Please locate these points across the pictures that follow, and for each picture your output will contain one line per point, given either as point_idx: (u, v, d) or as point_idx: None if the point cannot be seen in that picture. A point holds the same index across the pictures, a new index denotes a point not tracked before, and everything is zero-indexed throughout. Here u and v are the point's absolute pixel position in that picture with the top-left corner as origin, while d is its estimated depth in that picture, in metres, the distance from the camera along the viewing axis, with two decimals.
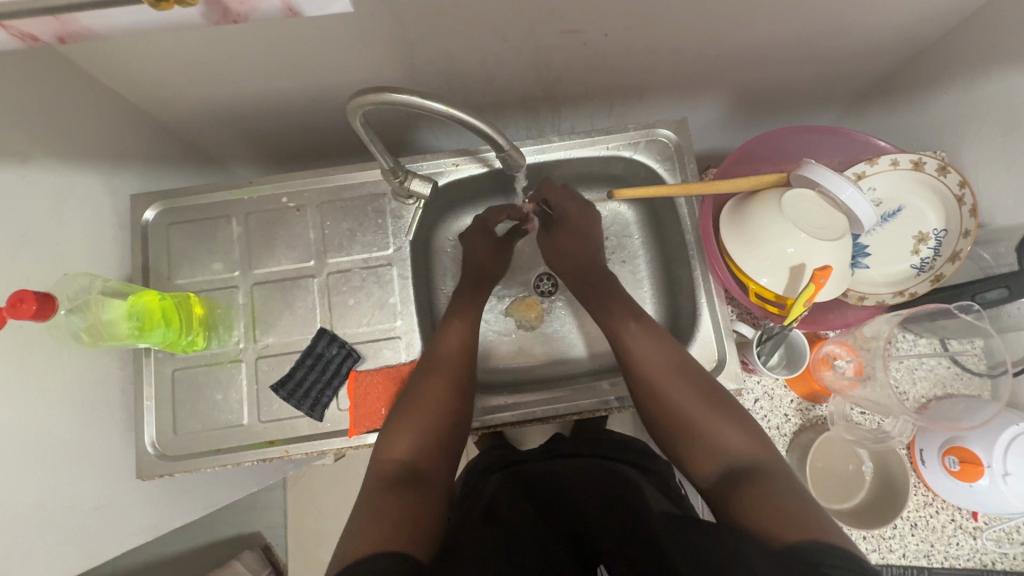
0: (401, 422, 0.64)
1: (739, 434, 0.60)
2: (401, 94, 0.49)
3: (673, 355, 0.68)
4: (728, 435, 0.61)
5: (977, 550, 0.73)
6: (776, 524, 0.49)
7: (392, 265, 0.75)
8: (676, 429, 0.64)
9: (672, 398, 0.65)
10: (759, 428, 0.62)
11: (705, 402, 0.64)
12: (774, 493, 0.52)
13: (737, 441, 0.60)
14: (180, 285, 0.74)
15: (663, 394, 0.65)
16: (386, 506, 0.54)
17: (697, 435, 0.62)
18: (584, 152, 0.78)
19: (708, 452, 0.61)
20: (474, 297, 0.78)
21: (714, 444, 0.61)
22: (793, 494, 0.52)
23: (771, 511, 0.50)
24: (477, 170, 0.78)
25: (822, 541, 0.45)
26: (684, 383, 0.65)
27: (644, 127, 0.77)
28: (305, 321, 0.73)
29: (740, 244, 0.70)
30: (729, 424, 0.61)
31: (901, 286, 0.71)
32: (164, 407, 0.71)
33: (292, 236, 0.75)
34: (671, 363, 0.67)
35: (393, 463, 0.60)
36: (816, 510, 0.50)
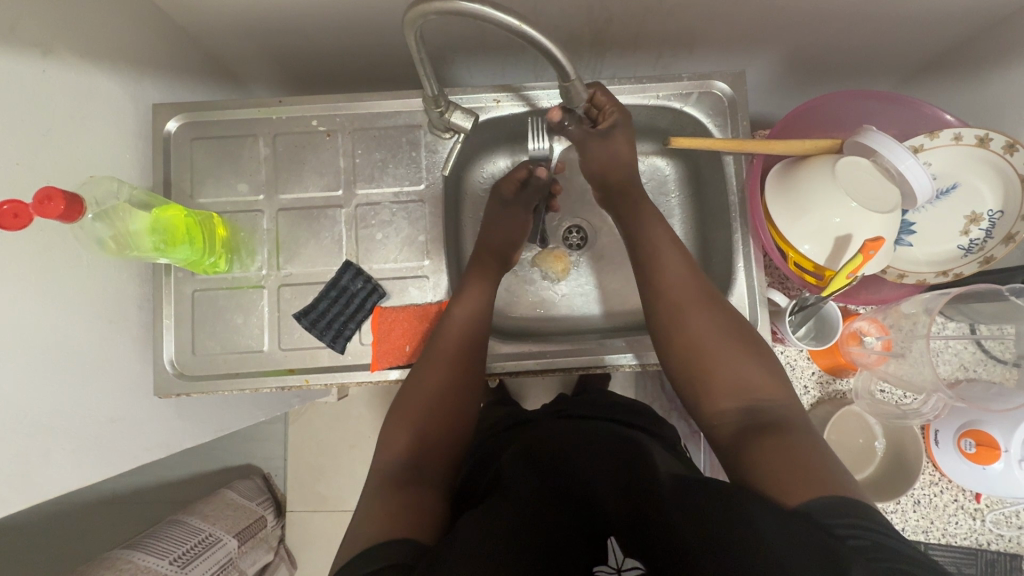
0: (404, 405, 0.63)
1: (762, 379, 0.60)
2: (471, 4, 0.45)
3: (705, 299, 0.66)
4: (753, 379, 0.60)
5: (974, 529, 0.75)
6: (784, 484, 0.47)
7: (424, 202, 0.72)
8: (697, 365, 0.62)
9: (699, 336, 0.63)
10: (783, 378, 0.60)
11: (734, 346, 0.62)
12: (791, 444, 0.51)
13: (761, 387, 0.59)
14: (202, 204, 0.71)
15: (690, 328, 0.64)
16: (392, 493, 0.54)
17: (719, 375, 0.61)
18: (632, 100, 0.75)
19: (730, 392, 0.59)
20: (502, 249, 0.76)
21: (736, 386, 0.59)
22: (809, 447, 0.51)
23: (784, 465, 0.49)
24: (518, 109, 0.74)
25: (833, 502, 0.44)
26: (713, 325, 0.64)
27: (699, 79, 0.73)
28: (330, 252, 0.71)
29: (786, 208, 0.68)
30: (754, 369, 0.60)
31: (945, 266, 0.70)
32: (184, 326, 0.70)
33: (321, 162, 0.72)
34: (703, 305, 0.65)
35: (395, 451, 0.59)
36: (830, 463, 0.49)
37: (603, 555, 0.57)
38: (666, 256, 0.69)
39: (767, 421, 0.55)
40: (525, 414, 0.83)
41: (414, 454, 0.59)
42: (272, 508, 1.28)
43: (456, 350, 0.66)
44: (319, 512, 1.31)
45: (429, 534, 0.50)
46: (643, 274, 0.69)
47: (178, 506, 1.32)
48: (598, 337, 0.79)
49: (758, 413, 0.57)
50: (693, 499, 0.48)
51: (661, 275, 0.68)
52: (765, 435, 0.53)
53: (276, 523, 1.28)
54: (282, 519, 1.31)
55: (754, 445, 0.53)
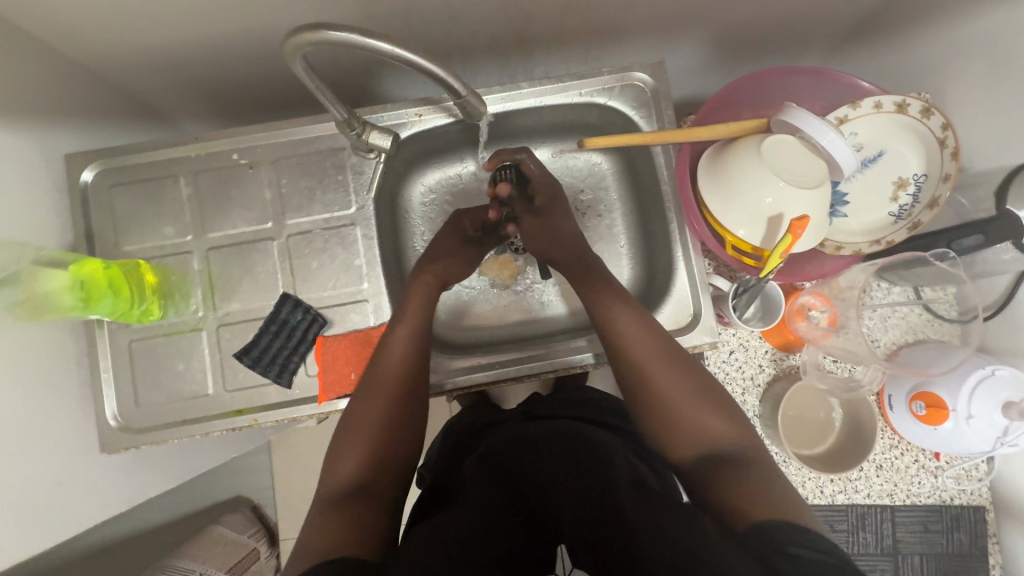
0: (346, 439, 0.59)
1: (720, 423, 0.56)
2: (339, 32, 0.44)
3: (661, 338, 0.62)
4: (714, 427, 0.56)
5: (937, 487, 0.76)
6: (741, 505, 0.47)
7: (356, 225, 0.71)
8: (655, 414, 0.58)
9: (657, 383, 0.59)
10: (744, 419, 0.57)
11: (696, 387, 0.58)
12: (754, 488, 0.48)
13: (723, 434, 0.55)
14: (129, 252, 0.69)
15: (646, 374, 0.60)
16: (337, 511, 0.52)
17: (680, 424, 0.57)
18: (556, 100, 0.74)
19: (692, 442, 0.56)
20: (449, 256, 0.74)
21: (694, 433, 0.56)
22: (769, 478, 0.50)
23: (744, 491, 0.48)
24: (442, 121, 0.73)
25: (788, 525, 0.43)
26: (672, 367, 0.60)
27: (619, 71, 0.73)
28: (266, 286, 0.70)
29: (717, 191, 0.67)
30: (715, 416, 0.56)
31: (879, 235, 0.70)
32: (124, 379, 0.68)
33: (246, 195, 0.70)
34: (661, 348, 0.61)
35: (341, 480, 0.56)
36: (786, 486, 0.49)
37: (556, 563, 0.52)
38: (617, 301, 0.64)
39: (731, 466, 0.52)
40: (492, 417, 0.82)
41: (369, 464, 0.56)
42: (263, 540, 1.28)
43: (412, 352, 0.64)
44: None
45: (374, 553, 0.48)
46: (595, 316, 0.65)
47: (166, 548, 1.31)
48: (551, 339, 0.78)
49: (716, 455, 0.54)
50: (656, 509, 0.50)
51: (614, 319, 0.63)
52: (727, 479, 0.50)
53: (268, 555, 1.27)
54: (274, 550, 1.30)
55: (722, 485, 0.50)
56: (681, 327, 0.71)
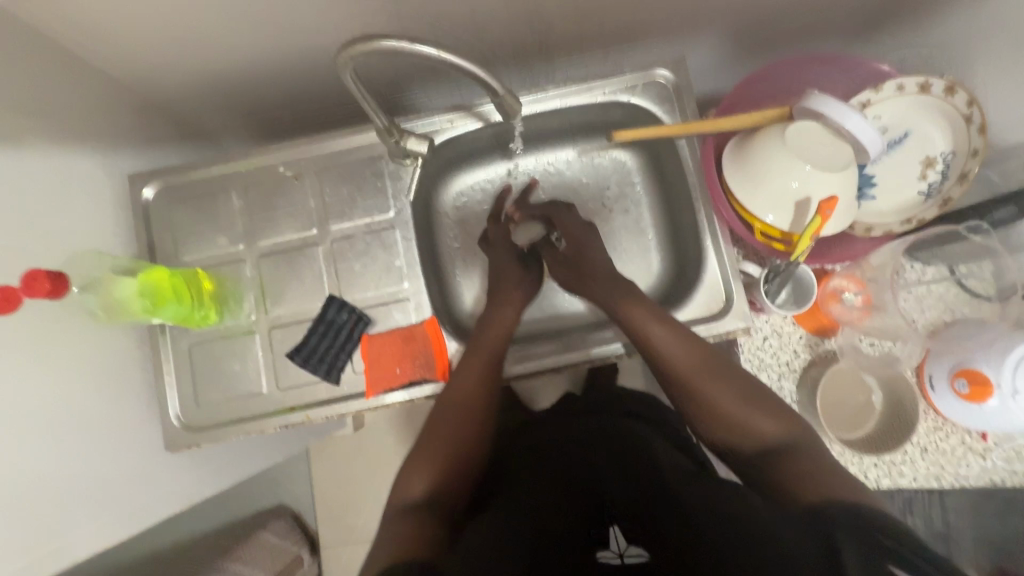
0: (419, 452, 0.61)
1: (767, 422, 0.55)
2: (393, 41, 0.48)
3: (701, 347, 0.61)
4: (762, 426, 0.55)
5: (986, 470, 0.75)
6: (806, 488, 0.48)
7: (395, 228, 0.74)
8: (708, 416, 0.58)
9: (702, 389, 0.58)
10: (793, 413, 0.57)
11: (740, 389, 0.58)
12: (809, 480, 0.48)
13: (773, 431, 0.55)
14: (187, 261, 0.74)
15: (689, 382, 0.59)
16: (405, 517, 0.53)
17: (729, 426, 0.56)
18: (581, 100, 0.77)
19: (742, 440, 0.56)
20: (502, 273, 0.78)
21: (745, 434, 0.56)
22: (827, 468, 0.49)
23: (801, 482, 0.48)
24: (473, 126, 0.76)
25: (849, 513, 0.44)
26: (715, 375, 0.59)
27: (639, 70, 0.76)
28: (313, 289, 0.74)
29: (744, 177, 0.69)
30: (762, 414, 0.56)
31: (910, 214, 0.71)
32: (185, 380, 0.73)
33: (292, 204, 0.75)
34: (696, 358, 0.60)
35: (412, 491, 0.57)
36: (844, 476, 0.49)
37: (611, 543, 0.56)
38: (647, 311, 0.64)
39: (784, 460, 0.52)
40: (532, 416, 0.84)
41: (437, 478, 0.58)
42: (306, 545, 1.31)
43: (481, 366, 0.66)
44: (351, 545, 1.33)
45: (450, 549, 0.51)
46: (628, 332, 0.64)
47: None
48: (583, 331, 0.80)
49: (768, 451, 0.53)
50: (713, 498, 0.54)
51: (648, 334, 0.62)
52: (788, 472, 0.50)
53: (312, 560, 1.30)
54: (317, 556, 1.33)
55: (782, 477, 0.50)
56: (713, 313, 0.72)
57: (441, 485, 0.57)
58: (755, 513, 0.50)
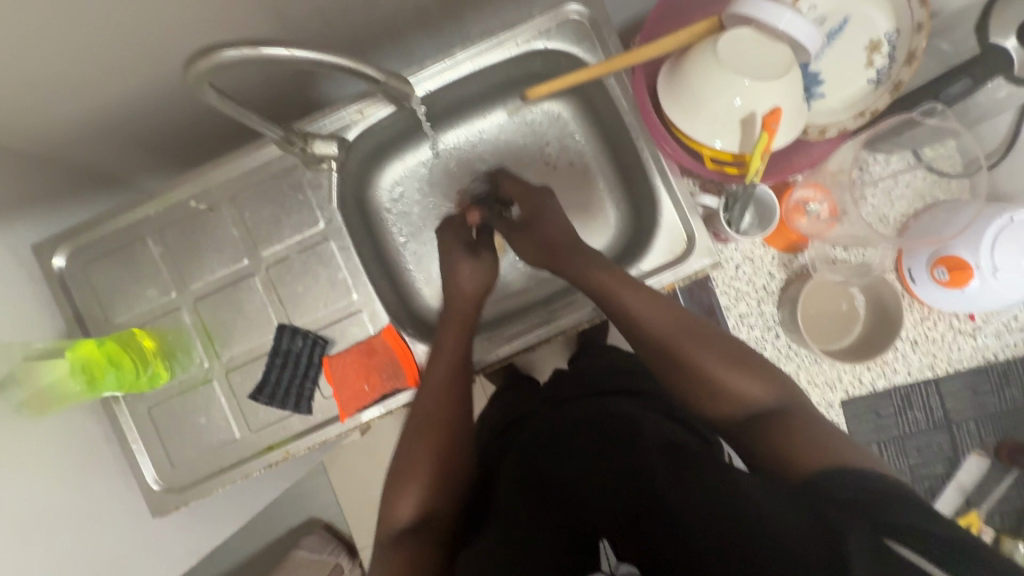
0: (401, 469, 0.60)
1: (750, 385, 0.55)
2: (236, 48, 0.42)
3: (678, 313, 0.60)
4: (746, 389, 0.55)
5: (978, 348, 0.74)
6: (801, 462, 0.47)
7: (329, 240, 0.69)
8: (691, 383, 0.56)
9: (684, 356, 0.57)
10: (773, 371, 0.56)
11: (723, 355, 0.56)
12: (792, 450, 0.49)
13: (757, 394, 0.54)
14: (122, 323, 0.70)
15: (671, 351, 0.58)
16: (401, 547, 0.55)
17: (714, 392, 0.55)
18: (494, 58, 0.70)
19: (727, 405, 0.55)
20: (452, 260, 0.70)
21: (731, 398, 0.55)
22: (816, 434, 0.50)
23: (795, 455, 0.48)
24: (385, 111, 0.70)
25: (853, 488, 0.43)
26: (698, 343, 0.57)
27: (549, 11, 0.69)
28: (261, 322, 0.70)
29: (680, 105, 0.64)
30: (746, 378, 0.55)
31: (862, 105, 0.66)
32: (154, 443, 0.69)
33: (215, 239, 0.69)
34: (673, 326, 0.59)
35: (402, 513, 0.58)
36: (830, 435, 0.49)
37: (596, 559, 0.51)
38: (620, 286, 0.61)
39: (766, 424, 0.52)
40: (516, 407, 0.79)
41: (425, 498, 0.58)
42: (343, 553, 1.33)
43: (450, 376, 0.63)
44: None
45: None
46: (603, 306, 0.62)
47: None
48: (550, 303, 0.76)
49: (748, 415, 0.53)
50: (695, 494, 0.46)
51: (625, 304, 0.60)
52: (778, 442, 0.50)
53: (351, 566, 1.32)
54: (356, 560, 1.35)
55: (773, 448, 0.50)
56: (678, 256, 0.68)
57: (430, 504, 0.58)
58: (757, 516, 0.43)
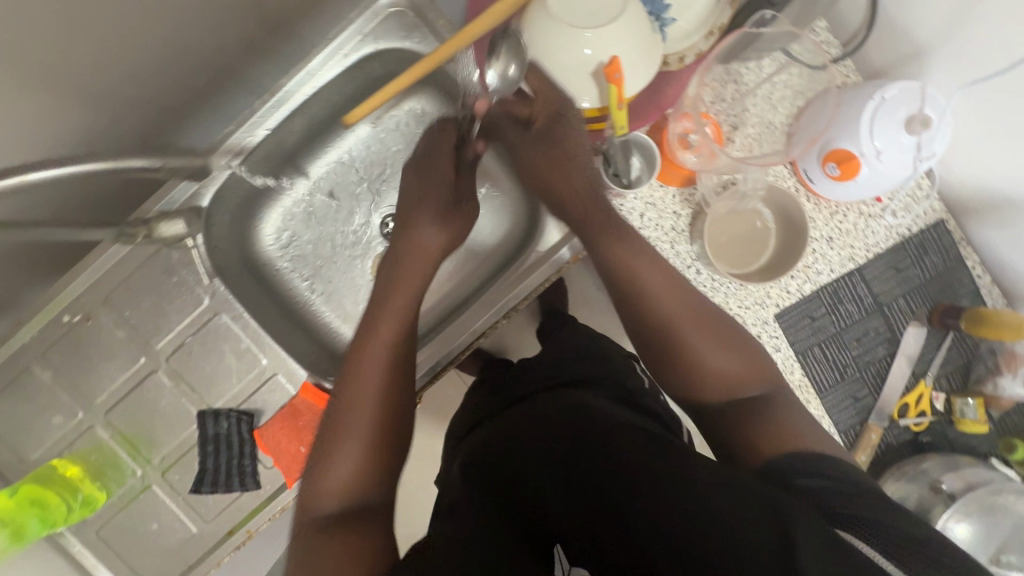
0: (333, 440, 0.54)
1: (738, 364, 0.54)
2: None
3: (688, 295, 0.58)
4: (736, 367, 0.54)
5: (891, 228, 0.73)
6: (773, 444, 0.48)
7: (221, 312, 0.66)
8: (680, 355, 0.55)
9: (680, 325, 0.56)
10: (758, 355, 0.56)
11: (727, 345, 0.55)
12: (774, 437, 0.49)
13: (745, 372, 0.54)
14: (37, 459, 0.66)
15: (670, 320, 0.56)
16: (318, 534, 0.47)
17: (704, 367, 0.54)
18: (326, 74, 0.65)
19: (716, 383, 0.54)
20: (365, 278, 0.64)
21: (721, 377, 0.54)
22: (792, 415, 0.51)
23: (771, 439, 0.48)
24: (233, 165, 0.65)
25: (811, 473, 0.44)
26: (705, 331, 0.56)
27: (367, 9, 0.63)
28: (180, 414, 0.67)
29: (530, 72, 0.58)
30: (736, 357, 0.55)
31: (710, 23, 0.64)
32: (114, 563, 0.67)
33: (103, 347, 0.66)
34: (679, 301, 0.57)
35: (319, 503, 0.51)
36: (805, 427, 0.49)
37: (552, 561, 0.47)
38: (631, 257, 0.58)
39: (748, 413, 0.52)
40: (467, 415, 0.77)
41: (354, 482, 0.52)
42: None
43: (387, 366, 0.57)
44: None
45: None
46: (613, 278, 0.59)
47: None
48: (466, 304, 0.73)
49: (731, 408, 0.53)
50: (659, 491, 0.43)
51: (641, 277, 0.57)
52: (760, 422, 0.50)
53: None
54: None
55: (752, 432, 0.49)
56: (571, 228, 0.66)
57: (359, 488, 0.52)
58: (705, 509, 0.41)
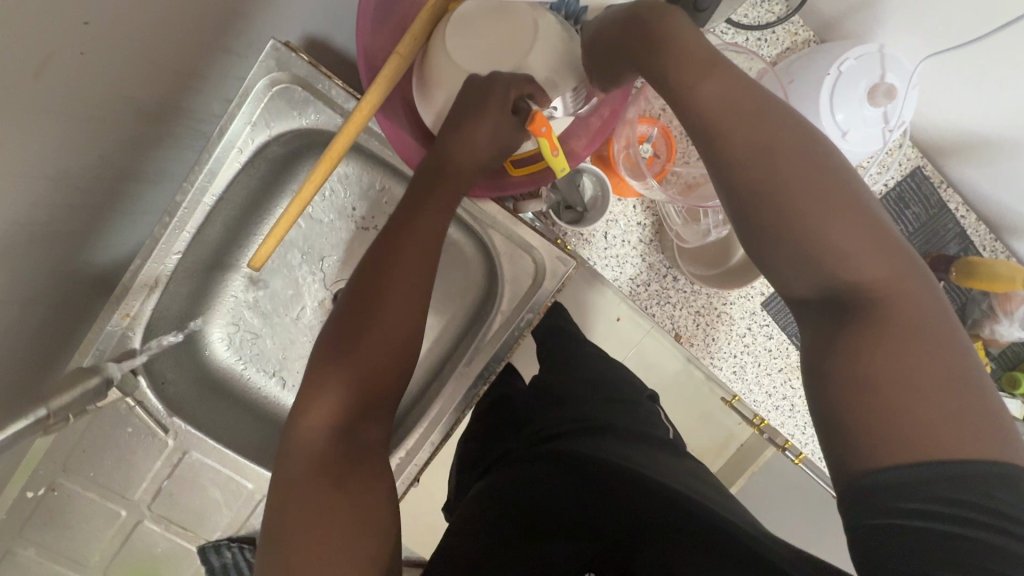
0: (358, 298, 0.47)
1: (866, 253, 0.36)
2: None
3: (809, 162, 0.37)
4: (861, 255, 0.36)
5: None
6: (876, 367, 0.34)
7: (189, 451, 0.63)
8: (777, 217, 0.37)
9: (779, 181, 0.36)
10: (904, 250, 0.37)
11: (855, 221, 0.36)
12: (895, 371, 0.33)
13: (877, 265, 0.36)
14: None
15: (757, 169, 0.37)
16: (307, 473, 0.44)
17: (810, 241, 0.36)
18: (223, 177, 0.58)
19: (821, 270, 0.36)
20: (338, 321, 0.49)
21: (831, 256, 0.36)
22: (921, 328, 0.35)
23: (879, 352, 0.34)
24: (154, 298, 0.60)
25: (906, 472, 0.32)
26: (826, 204, 0.36)
27: (246, 97, 0.56)
28: (180, 552, 0.65)
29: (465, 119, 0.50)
30: (861, 235, 0.36)
31: None
32: None
33: (78, 512, 0.62)
34: (791, 155, 0.37)
35: (321, 421, 0.45)
36: (935, 351, 0.34)
37: None
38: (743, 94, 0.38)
39: (881, 326, 0.35)
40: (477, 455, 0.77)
41: (352, 397, 0.46)
42: None
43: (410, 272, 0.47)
44: None
45: None
46: (703, 129, 0.38)
47: None
48: (439, 372, 0.69)
49: (848, 294, 0.36)
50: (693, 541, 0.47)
51: (729, 132, 0.37)
52: (868, 322, 0.35)
53: None
54: None
55: (847, 343, 0.35)
56: (534, 274, 0.64)
57: (353, 415, 0.46)
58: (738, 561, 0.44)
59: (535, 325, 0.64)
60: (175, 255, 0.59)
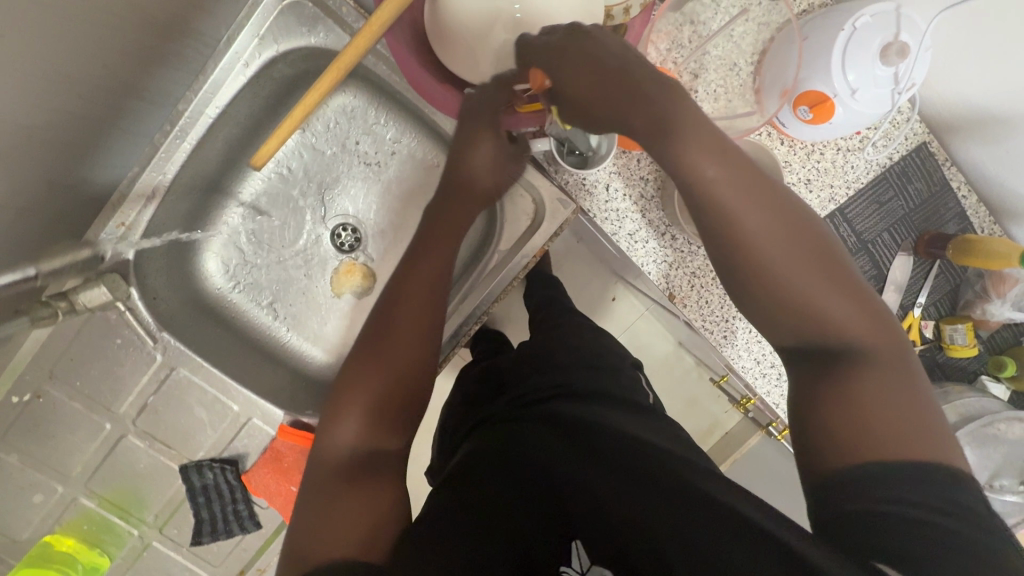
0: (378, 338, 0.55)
1: (843, 311, 0.39)
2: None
3: (785, 226, 0.40)
4: (839, 313, 0.39)
5: (871, 160, 0.67)
6: (845, 415, 0.37)
7: (177, 367, 0.63)
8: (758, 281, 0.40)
9: (756, 246, 0.39)
10: (878, 307, 0.40)
11: (846, 296, 0.39)
12: (861, 418, 0.37)
13: (855, 324, 0.39)
14: (29, 538, 0.64)
15: (742, 235, 0.40)
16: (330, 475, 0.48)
17: (788, 300, 0.39)
18: (226, 92, 0.58)
19: (796, 324, 0.40)
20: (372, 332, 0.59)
21: (806, 315, 0.39)
22: (894, 382, 0.38)
23: (852, 399, 0.38)
24: (152, 208, 0.59)
25: (893, 475, 0.35)
26: (799, 266, 0.39)
27: (255, 8, 0.56)
28: (163, 470, 0.65)
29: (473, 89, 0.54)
30: (839, 298, 0.39)
31: None
32: None
33: (62, 421, 0.62)
34: (771, 224, 0.40)
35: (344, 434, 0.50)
36: (905, 398, 0.37)
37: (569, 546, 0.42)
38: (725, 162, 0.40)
39: (847, 370, 0.39)
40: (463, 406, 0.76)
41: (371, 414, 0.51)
42: None
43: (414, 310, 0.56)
44: None
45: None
46: (705, 213, 0.40)
47: None
48: None
49: (822, 344, 0.40)
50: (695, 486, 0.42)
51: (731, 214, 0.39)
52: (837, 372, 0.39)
53: None
54: None
55: (821, 387, 0.39)
56: (533, 217, 0.64)
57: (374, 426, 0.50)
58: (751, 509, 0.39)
59: (530, 268, 0.65)
60: (172, 165, 0.59)
